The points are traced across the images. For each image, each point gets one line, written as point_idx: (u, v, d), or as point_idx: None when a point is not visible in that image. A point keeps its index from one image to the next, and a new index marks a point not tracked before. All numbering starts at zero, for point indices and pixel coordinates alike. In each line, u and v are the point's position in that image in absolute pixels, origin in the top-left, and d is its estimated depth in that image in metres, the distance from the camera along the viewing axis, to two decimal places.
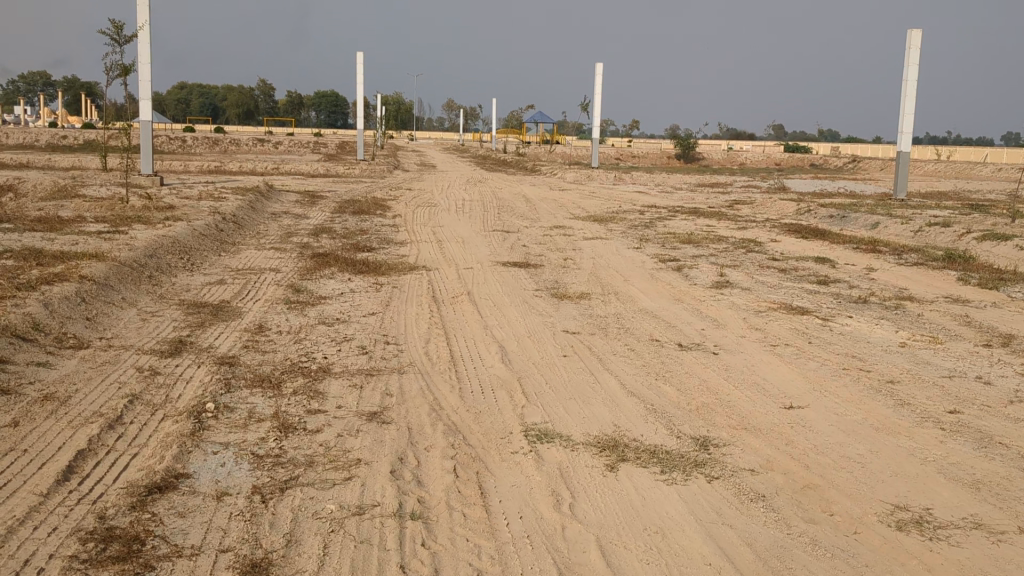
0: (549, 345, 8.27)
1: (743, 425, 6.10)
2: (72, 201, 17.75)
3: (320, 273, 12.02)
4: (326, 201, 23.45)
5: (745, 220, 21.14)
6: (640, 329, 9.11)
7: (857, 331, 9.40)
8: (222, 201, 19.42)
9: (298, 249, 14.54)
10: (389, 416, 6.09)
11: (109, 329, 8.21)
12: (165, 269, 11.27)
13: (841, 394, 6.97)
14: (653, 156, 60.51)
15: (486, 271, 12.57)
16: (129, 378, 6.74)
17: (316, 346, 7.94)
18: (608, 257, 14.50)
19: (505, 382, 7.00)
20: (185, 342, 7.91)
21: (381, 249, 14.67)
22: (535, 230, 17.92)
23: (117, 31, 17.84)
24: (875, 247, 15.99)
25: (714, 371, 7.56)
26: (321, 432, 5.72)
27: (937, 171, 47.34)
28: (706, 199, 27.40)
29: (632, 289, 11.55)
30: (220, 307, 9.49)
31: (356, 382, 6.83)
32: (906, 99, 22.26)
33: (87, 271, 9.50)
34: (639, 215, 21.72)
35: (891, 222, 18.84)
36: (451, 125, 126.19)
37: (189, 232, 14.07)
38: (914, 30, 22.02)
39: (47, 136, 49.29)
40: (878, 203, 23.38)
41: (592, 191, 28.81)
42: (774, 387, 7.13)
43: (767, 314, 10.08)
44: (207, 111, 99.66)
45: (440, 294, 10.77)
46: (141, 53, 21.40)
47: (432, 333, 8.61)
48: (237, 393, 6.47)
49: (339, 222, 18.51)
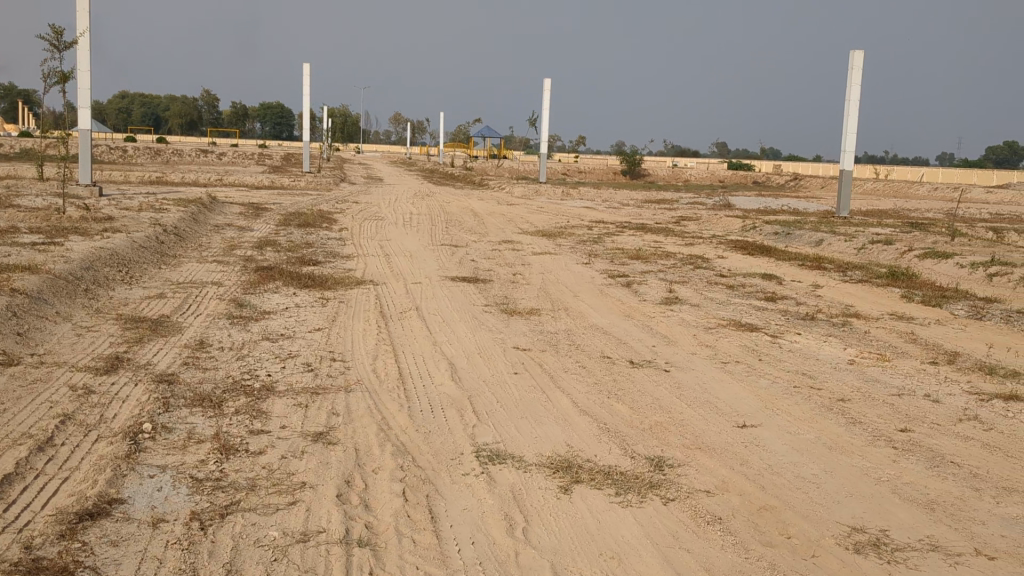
0: (500, 362, 8.12)
1: (698, 444, 6.01)
2: (6, 211, 17.19)
3: (264, 287, 11.75)
4: (270, 213, 23.08)
5: (692, 236, 21.25)
6: (591, 346, 9.01)
7: (806, 348, 9.41)
8: (164, 212, 18.99)
9: (241, 262, 14.22)
10: (335, 436, 5.90)
11: (41, 344, 7.88)
12: (102, 282, 10.91)
13: (794, 412, 6.93)
14: (600, 172, 60.85)
15: (434, 286, 12.41)
16: (61, 396, 6.44)
17: (260, 363, 7.69)
18: (557, 272, 14.42)
19: (455, 400, 6.84)
20: (122, 358, 7.61)
21: (328, 263, 14.41)
22: (484, 245, 17.80)
23: (56, 36, 17.37)
24: (820, 264, 16.16)
25: (666, 388, 7.48)
26: (264, 454, 5.50)
27: (876, 190, 48.32)
28: (653, 215, 27.54)
29: (582, 305, 11.48)
30: (160, 323, 9.18)
31: (301, 401, 6.61)
32: (849, 117, 22.63)
33: (19, 284, 9.13)
34: (587, 230, 21.71)
35: (835, 239, 19.09)
36: (397, 138, 125.84)
37: (129, 244, 13.68)
38: (856, 52, 22.41)
39: None
40: (822, 221, 23.69)
41: (540, 206, 28.79)
42: (727, 405, 7.07)
43: (717, 331, 10.06)
44: (149, 122, 98.03)
45: (388, 309, 10.57)
46: (81, 60, 20.88)
47: (380, 350, 8.41)
48: (176, 412, 6.21)
49: (283, 235, 18.19)
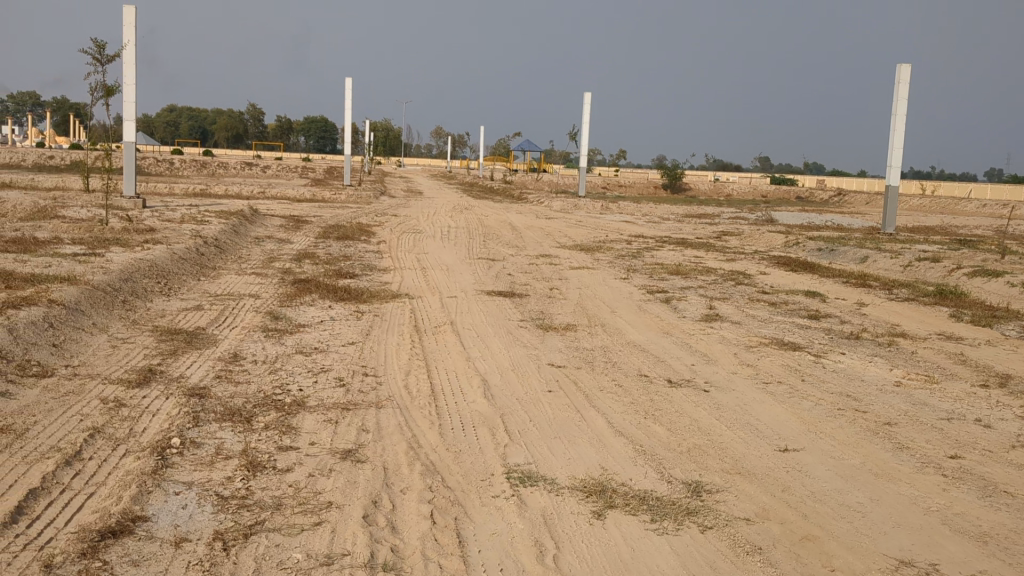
0: (534, 379, 7.97)
1: (738, 469, 5.81)
2: (50, 222, 17.40)
3: (300, 300, 11.72)
4: (310, 225, 23.17)
5: (734, 251, 20.95)
6: (628, 364, 8.82)
7: (850, 368, 9.14)
8: (205, 224, 19.12)
9: (279, 274, 14.23)
10: (364, 454, 5.78)
11: (76, 356, 7.87)
12: (140, 293, 10.93)
13: (838, 436, 6.69)
14: (640, 186, 60.55)
15: (470, 300, 12.30)
16: (92, 409, 6.40)
17: (291, 378, 7.61)
18: (595, 287, 14.24)
19: (487, 418, 6.69)
20: (155, 371, 7.57)
21: (364, 276, 14.37)
22: (522, 259, 17.66)
23: (100, 49, 17.59)
24: (865, 281, 15.81)
25: (705, 409, 7.27)
26: (292, 471, 5.40)
27: (922, 206, 47.44)
28: (694, 230, 27.24)
29: (619, 321, 11.29)
30: (195, 335, 9.15)
31: (331, 417, 6.51)
32: (896, 131, 22.21)
33: (57, 295, 9.16)
34: (626, 244, 21.50)
35: (880, 256, 18.70)
36: (438, 151, 126.47)
37: (168, 255, 13.74)
38: (903, 65, 22.00)
39: (33, 155, 48.91)
40: (866, 237, 23.24)
41: (579, 220, 28.61)
42: (768, 428, 6.85)
43: (758, 350, 9.82)
44: (195, 135, 99.50)
45: (422, 323, 10.46)
46: (126, 74, 21.15)
47: (413, 365, 8.29)
48: (205, 427, 6.14)
49: (322, 247, 18.22)
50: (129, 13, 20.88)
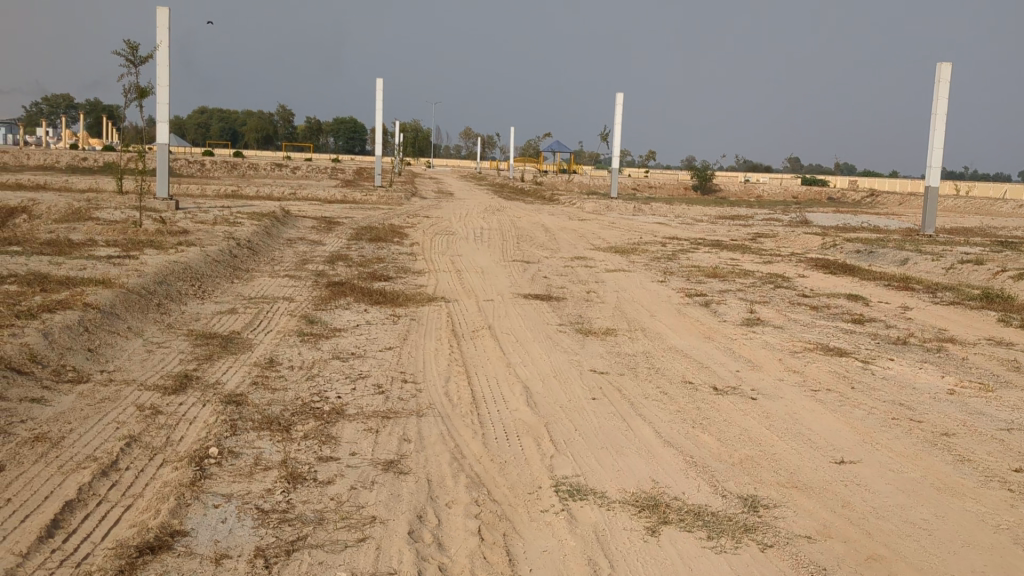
0: (577, 387, 7.76)
1: (794, 483, 5.57)
2: (85, 224, 17.42)
3: (335, 303, 11.59)
4: (342, 227, 23.08)
5: (770, 253, 20.62)
6: (671, 371, 8.59)
7: (900, 376, 8.83)
8: (238, 226, 19.08)
9: (313, 277, 14.12)
10: (406, 465, 5.61)
11: (111, 361, 7.78)
12: (175, 296, 10.86)
13: (895, 448, 6.42)
14: (671, 187, 60.13)
15: (506, 303, 12.13)
16: (128, 417, 6.29)
17: (329, 384, 7.46)
18: (632, 290, 14.02)
19: (531, 427, 6.50)
20: (190, 377, 7.45)
21: (398, 279, 14.23)
22: (556, 261, 17.45)
23: (133, 51, 17.59)
24: (908, 284, 15.46)
25: (754, 418, 7.03)
26: (333, 484, 5.23)
27: (958, 207, 46.67)
28: (728, 232, 26.91)
29: (659, 325, 11.06)
30: (230, 339, 9.04)
31: (371, 426, 6.34)
32: (936, 131, 21.77)
33: (92, 298, 9.09)
34: (661, 246, 21.22)
35: (922, 258, 18.30)
36: (467, 153, 126.67)
37: (201, 257, 13.67)
38: (944, 64, 21.55)
39: (67, 157, 49.32)
40: (905, 238, 22.81)
41: (611, 221, 28.34)
42: (821, 438, 6.60)
43: (804, 355, 9.55)
44: (226, 136, 100.16)
45: (459, 327, 10.29)
46: (160, 76, 21.18)
47: (452, 371, 8.11)
48: (243, 436, 6.00)
49: (354, 249, 18.12)
50: (162, 14, 20.91)
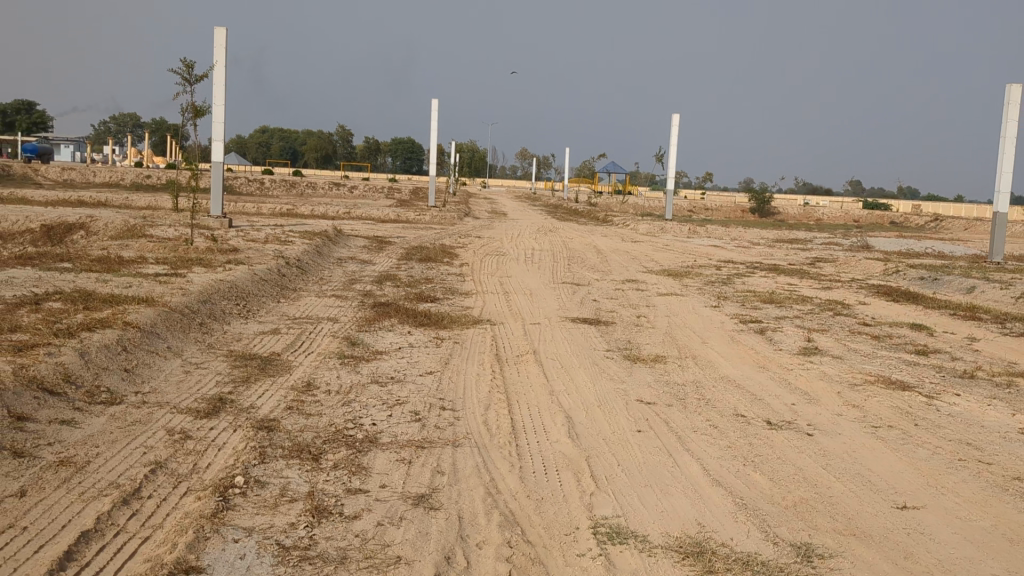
0: (622, 418, 7.42)
1: (852, 530, 5.18)
2: (138, 240, 17.56)
3: (379, 325, 11.41)
4: (393, 247, 23.03)
5: (829, 279, 20.05)
6: (723, 403, 8.20)
7: (968, 413, 8.31)
8: (289, 244, 19.11)
9: (359, 297, 13.99)
10: (437, 500, 5.35)
11: (147, 382, 7.64)
12: (218, 316, 10.78)
13: (963, 493, 5.95)
14: (728, 209, 59.38)
15: (554, 327, 11.84)
16: (157, 441, 6.12)
17: (366, 411, 7.24)
18: (684, 315, 13.64)
19: (572, 461, 6.20)
20: (224, 400, 7.28)
21: (445, 301, 14.04)
22: (607, 284, 17.14)
23: (189, 70, 17.75)
24: (975, 314, 14.82)
25: (810, 456, 6.62)
26: (359, 519, 4.98)
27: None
28: (786, 256, 26.32)
29: (711, 353, 10.66)
30: (269, 361, 8.87)
31: (404, 456, 6.10)
32: (1005, 155, 21.02)
33: (132, 317, 8.99)
34: (715, 270, 20.75)
35: (988, 287, 17.62)
36: (522, 174, 126.98)
37: (249, 276, 13.63)
38: (1014, 85, 20.82)
39: (132, 175, 50.30)
40: (971, 265, 22.02)
41: (666, 244, 27.93)
42: (882, 480, 6.17)
43: (864, 389, 9.08)
44: (286, 156, 101.64)
45: (504, 352, 10.02)
46: (217, 95, 21.40)
47: (493, 399, 7.83)
48: (271, 464, 5.79)
49: (403, 269, 18.00)
50: (220, 34, 21.14)
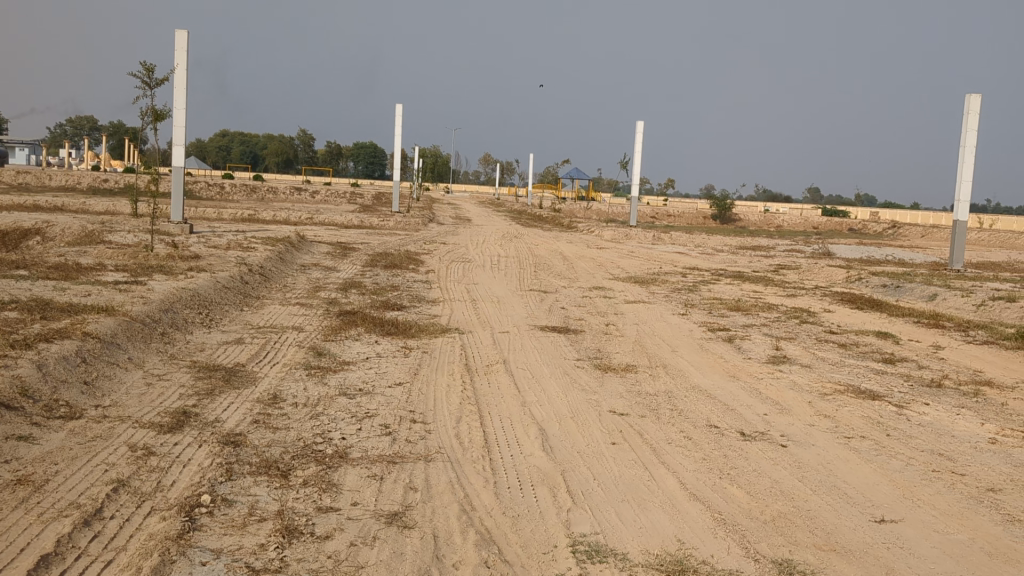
0: (595, 430, 7.33)
1: (832, 545, 5.12)
2: (96, 247, 17.18)
3: (345, 334, 11.23)
4: (357, 253, 22.79)
5: (794, 286, 20.16)
6: (696, 413, 8.13)
7: (938, 422, 8.33)
8: (251, 251, 18.83)
9: (324, 305, 13.79)
10: (411, 518, 5.21)
11: (107, 395, 7.41)
12: (180, 325, 10.54)
13: (939, 505, 5.93)
14: (690, 215, 59.75)
15: (523, 336, 11.74)
16: (118, 458, 5.92)
17: (335, 424, 7.07)
18: (652, 323, 13.60)
19: (547, 476, 6.09)
20: (189, 414, 7.07)
21: (412, 308, 13.88)
22: (574, 291, 17.09)
23: (149, 74, 17.42)
24: (939, 321, 14.96)
25: (785, 468, 6.58)
26: (331, 539, 4.83)
27: (981, 240, 45.99)
28: (749, 262, 26.47)
29: (681, 362, 10.62)
30: (234, 372, 8.67)
31: (375, 472, 5.95)
32: (964, 164, 21.31)
33: (92, 327, 8.74)
34: (681, 277, 20.80)
35: (950, 294, 17.82)
36: (485, 179, 126.93)
37: (211, 284, 13.37)
38: (973, 95, 21.12)
39: (89, 178, 49.41)
40: (932, 273, 22.28)
41: (630, 250, 27.97)
42: (858, 493, 6.13)
43: (834, 398, 9.08)
44: (247, 160, 100.65)
45: (473, 362, 9.90)
46: (177, 99, 21.05)
47: (464, 411, 7.70)
48: (238, 482, 5.61)
49: (369, 276, 17.79)
50: (181, 37, 20.81)
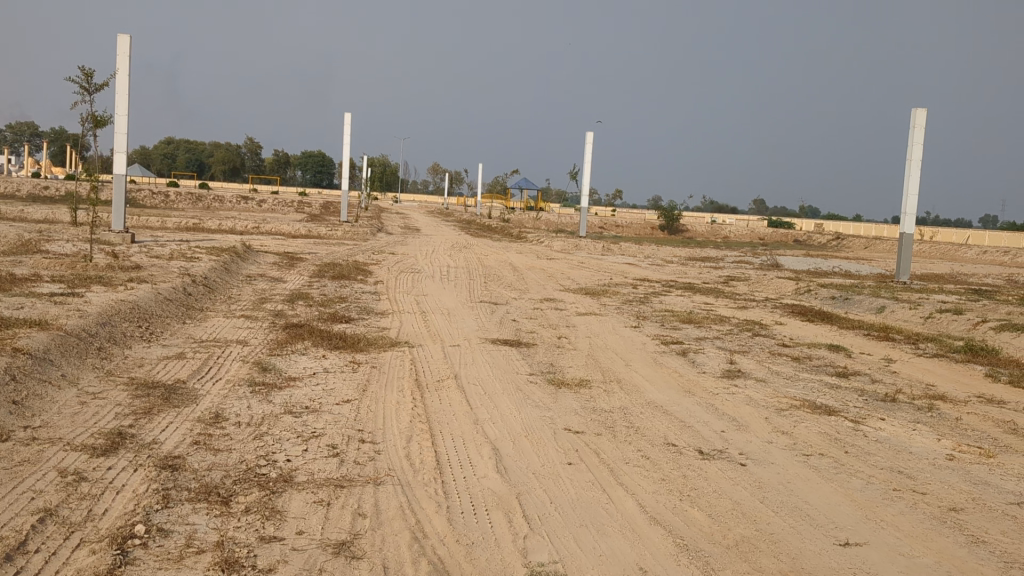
0: (551, 449, 7.11)
1: (797, 572, 4.96)
2: (32, 257, 16.59)
3: (291, 348, 10.89)
4: (305, 263, 22.39)
5: (745, 298, 20.21)
6: (652, 431, 7.95)
7: (895, 439, 8.26)
8: (196, 261, 18.34)
9: (270, 317, 13.43)
10: (360, 547, 4.94)
11: (38, 416, 7.01)
12: (118, 339, 10.11)
13: (903, 527, 5.81)
14: (638, 226, 60.09)
15: (474, 349, 11.51)
16: (47, 484, 5.55)
17: (279, 445, 6.76)
18: (605, 336, 13.46)
19: (503, 499, 5.85)
20: (125, 435, 6.71)
21: (361, 321, 13.58)
22: (525, 303, 16.92)
23: (87, 79, 16.88)
24: (889, 334, 15.03)
25: (746, 489, 6.43)
26: (274, 573, 4.54)
27: (922, 253, 46.81)
28: (699, 274, 26.56)
29: (636, 377, 10.47)
30: (174, 389, 8.30)
31: (322, 497, 5.66)
32: (911, 177, 21.58)
33: (23, 343, 8.31)
34: (632, 289, 20.73)
35: (898, 306, 17.97)
36: (434, 188, 126.67)
37: (152, 295, 12.92)
38: (919, 110, 21.41)
39: (30, 185, 48.17)
40: (879, 285, 22.51)
41: (581, 261, 27.91)
42: (820, 514, 6.00)
43: (791, 414, 8.98)
44: (192, 167, 99.15)
45: (424, 376, 9.63)
46: (119, 105, 20.49)
47: (416, 429, 7.43)
48: (176, 509, 5.29)
49: (316, 287, 17.43)
50: (123, 42, 20.26)
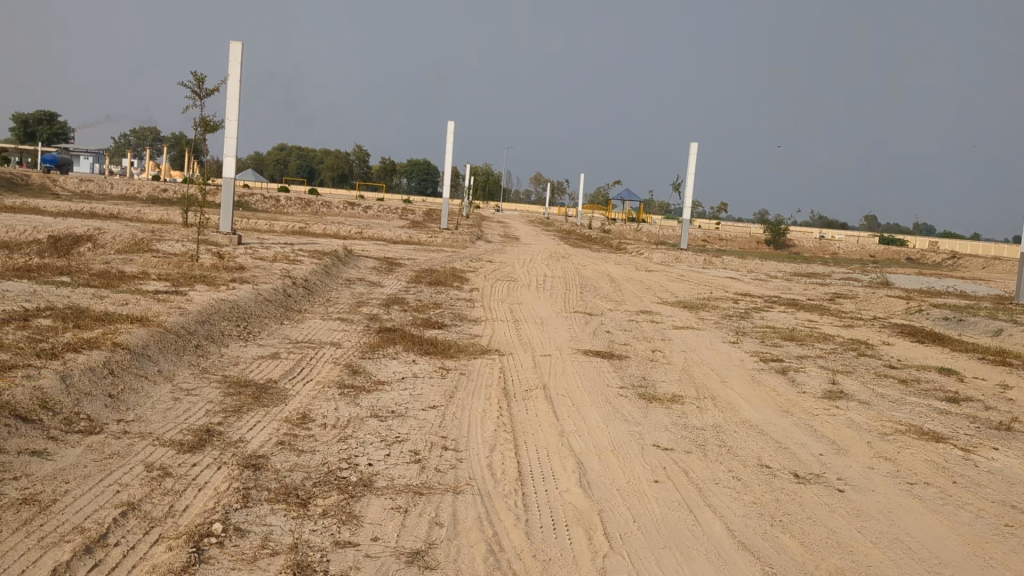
0: (638, 466, 6.89)
1: None
2: (143, 255, 17.17)
3: (383, 352, 10.92)
4: (403, 269, 22.62)
5: (851, 316, 19.48)
6: (746, 451, 7.64)
7: (1009, 470, 7.74)
8: (297, 263, 18.70)
9: (365, 321, 13.54)
10: (434, 557, 4.83)
11: (131, 410, 7.15)
12: (216, 338, 10.31)
13: (1014, 566, 5.39)
14: (742, 240, 58.93)
15: (565, 360, 11.35)
16: (133, 478, 5.63)
17: (362, 449, 6.73)
18: (702, 351, 13.12)
19: (584, 515, 5.66)
20: (212, 432, 6.78)
21: (453, 327, 13.57)
22: (621, 314, 16.66)
23: (199, 84, 17.39)
24: (1005, 358, 14.24)
25: (843, 516, 6.09)
26: None
27: None
28: (803, 290, 25.80)
29: (731, 394, 10.14)
30: (264, 389, 8.38)
31: (399, 504, 5.58)
32: None
33: (124, 338, 8.52)
34: (732, 303, 20.24)
35: (1016, 330, 17.03)
36: (536, 197, 126.96)
37: (252, 295, 13.18)
38: None
39: (149, 187, 50.20)
40: (997, 307, 21.42)
41: (680, 274, 27.46)
42: (924, 547, 5.62)
43: (895, 439, 8.52)
44: (302, 172, 101.87)
45: (512, 386, 9.51)
46: (230, 111, 21.07)
47: (500, 439, 7.31)
48: (254, 509, 5.29)
49: (413, 293, 17.55)
50: (235, 49, 20.83)
